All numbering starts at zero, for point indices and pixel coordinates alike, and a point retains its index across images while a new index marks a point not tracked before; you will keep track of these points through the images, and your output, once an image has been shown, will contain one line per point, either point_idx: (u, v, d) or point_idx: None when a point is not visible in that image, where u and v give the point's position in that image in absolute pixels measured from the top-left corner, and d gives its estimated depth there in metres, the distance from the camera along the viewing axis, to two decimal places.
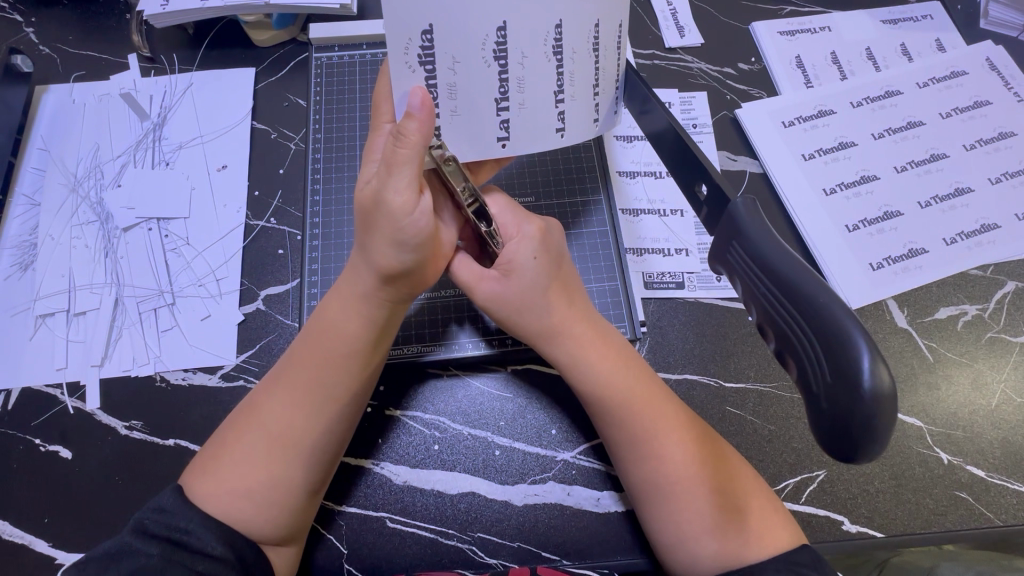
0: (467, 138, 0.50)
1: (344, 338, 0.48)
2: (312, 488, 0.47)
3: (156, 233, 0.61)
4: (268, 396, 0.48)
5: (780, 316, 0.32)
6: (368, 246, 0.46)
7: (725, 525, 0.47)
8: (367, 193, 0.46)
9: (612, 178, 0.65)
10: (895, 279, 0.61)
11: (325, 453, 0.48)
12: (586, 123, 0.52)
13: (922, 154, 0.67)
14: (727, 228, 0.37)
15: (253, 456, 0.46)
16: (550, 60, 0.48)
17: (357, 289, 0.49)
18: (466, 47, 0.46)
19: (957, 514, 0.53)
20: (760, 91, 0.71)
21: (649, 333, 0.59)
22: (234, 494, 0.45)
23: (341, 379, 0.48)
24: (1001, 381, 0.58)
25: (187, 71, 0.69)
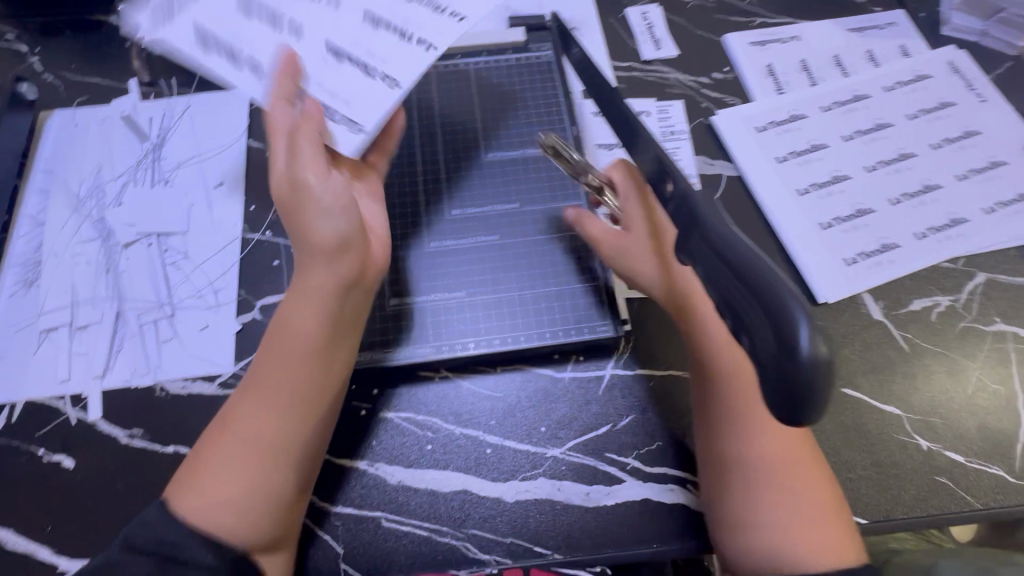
0: (365, 111, 0.51)
1: (307, 336, 0.50)
2: (293, 492, 0.49)
3: (155, 248, 0.63)
4: (242, 404, 0.49)
5: (730, 295, 0.34)
6: (300, 230, 0.50)
7: (796, 527, 0.49)
8: (285, 186, 0.51)
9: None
10: (869, 273, 0.64)
11: (299, 455, 0.49)
12: (450, 23, 0.52)
13: (891, 154, 0.70)
14: (687, 217, 0.39)
15: (231, 465, 0.47)
16: (364, 17, 0.53)
17: (315, 285, 0.50)
18: (314, 67, 0.52)
19: (939, 499, 0.55)
20: (734, 99, 0.75)
21: (633, 331, 0.61)
22: (214, 504, 0.46)
23: (311, 377, 0.50)
24: (977, 369, 0.60)
25: (184, 94, 0.73)
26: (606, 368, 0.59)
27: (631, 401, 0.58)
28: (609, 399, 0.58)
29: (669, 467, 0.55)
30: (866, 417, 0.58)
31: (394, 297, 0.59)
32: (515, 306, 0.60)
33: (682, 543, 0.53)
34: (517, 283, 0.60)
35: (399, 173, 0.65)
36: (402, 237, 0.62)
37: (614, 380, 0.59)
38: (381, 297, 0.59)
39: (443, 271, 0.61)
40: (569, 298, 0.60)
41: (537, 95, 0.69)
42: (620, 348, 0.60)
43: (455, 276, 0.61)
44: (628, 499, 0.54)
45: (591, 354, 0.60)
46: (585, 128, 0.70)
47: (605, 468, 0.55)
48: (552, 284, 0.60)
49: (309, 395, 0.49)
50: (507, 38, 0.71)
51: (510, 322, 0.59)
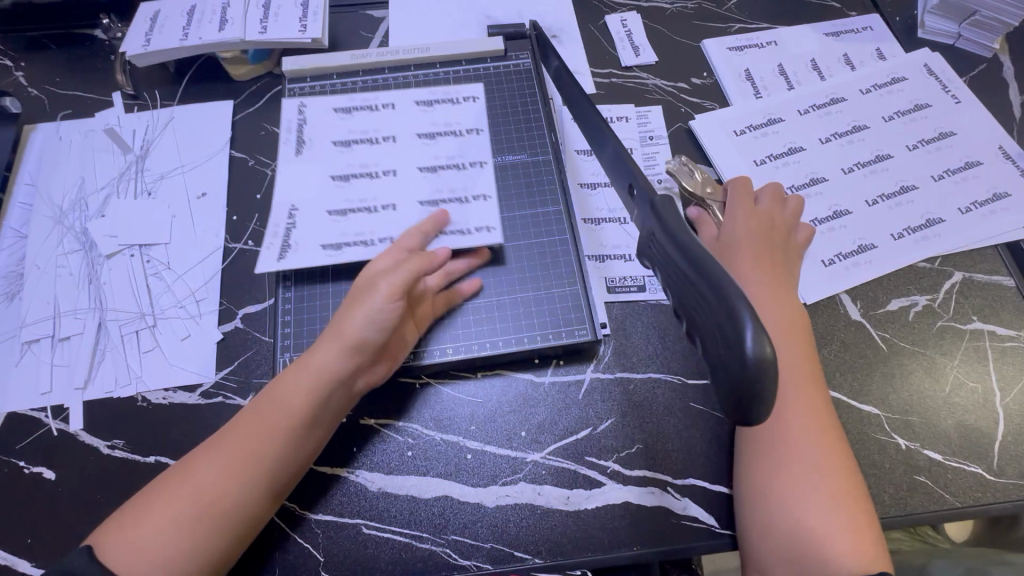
0: (478, 179, 0.63)
1: (290, 409, 0.50)
2: (218, 561, 0.47)
3: (137, 259, 0.64)
4: (205, 457, 0.49)
5: (689, 296, 0.34)
6: (341, 321, 0.53)
7: (841, 520, 0.47)
8: (365, 278, 0.55)
9: (574, 190, 0.68)
10: (846, 273, 0.64)
11: (239, 526, 0.48)
12: (475, 97, 0.67)
13: (868, 156, 0.71)
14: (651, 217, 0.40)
15: (172, 520, 0.46)
16: (415, 108, 0.67)
17: (319, 365, 0.51)
18: (418, 158, 0.64)
19: (918, 498, 0.55)
20: (712, 103, 0.75)
21: (613, 334, 0.61)
22: (139, 554, 0.45)
23: (278, 452, 0.49)
24: (954, 367, 0.60)
25: (168, 106, 0.73)
26: (586, 372, 0.59)
27: (611, 404, 0.58)
28: (589, 403, 0.58)
29: (649, 470, 0.56)
30: (845, 418, 0.58)
31: None
32: (494, 312, 0.60)
33: (662, 546, 0.53)
34: (496, 289, 0.61)
35: None
36: None
37: (594, 383, 0.59)
38: None
39: None
40: (547, 303, 0.60)
41: (517, 103, 0.70)
42: (600, 352, 0.60)
43: None
44: (608, 502, 0.54)
45: (571, 358, 0.60)
46: (564, 135, 0.71)
47: (585, 472, 0.56)
48: (531, 289, 0.61)
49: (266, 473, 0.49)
50: (487, 48, 0.72)
51: (489, 328, 0.59)
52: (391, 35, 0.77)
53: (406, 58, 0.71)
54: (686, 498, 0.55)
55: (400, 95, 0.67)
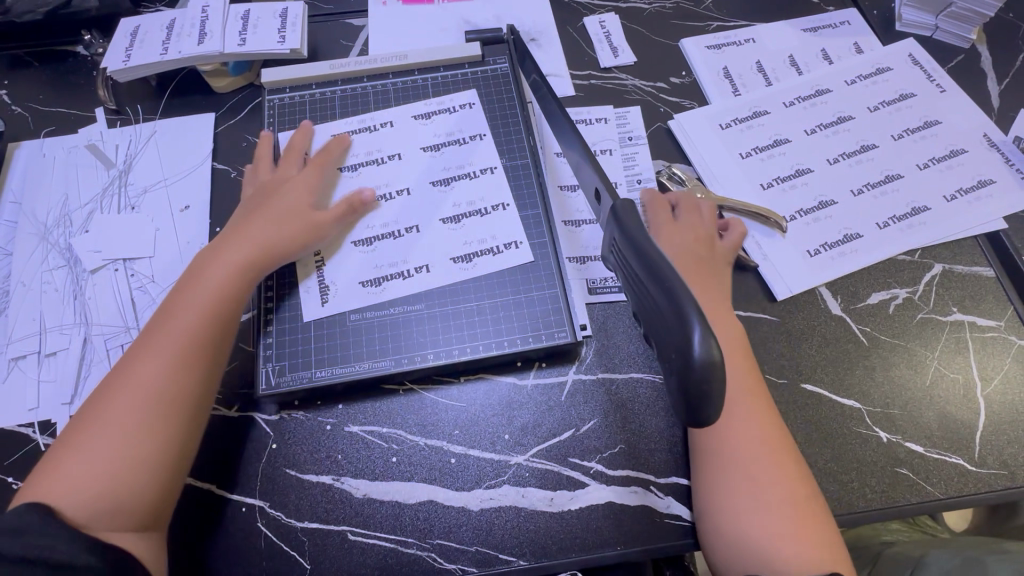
0: (496, 190, 0.66)
1: (208, 288, 0.55)
2: (166, 451, 0.48)
3: (121, 273, 0.64)
4: (130, 360, 0.51)
5: (650, 306, 0.37)
6: (251, 220, 0.59)
7: (791, 521, 0.49)
8: (264, 192, 0.62)
9: (553, 192, 0.68)
10: (832, 263, 0.64)
11: (183, 410, 0.50)
12: (472, 107, 0.70)
13: (853, 146, 0.71)
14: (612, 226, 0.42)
15: (110, 419, 0.48)
16: (418, 122, 0.69)
17: (227, 250, 0.57)
18: (430, 172, 0.67)
19: (900, 491, 0.55)
20: (691, 102, 0.76)
21: (595, 335, 0.61)
22: (80, 465, 0.46)
23: (199, 324, 0.53)
24: (934, 359, 0.61)
25: (150, 120, 0.74)
26: (568, 373, 0.60)
27: (593, 405, 0.58)
28: (572, 404, 0.58)
29: (633, 469, 0.56)
30: (827, 412, 0.58)
31: (356, 313, 0.60)
32: (472, 317, 0.60)
33: (646, 544, 0.53)
34: (475, 294, 0.61)
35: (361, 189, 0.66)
36: (364, 251, 0.63)
37: (575, 385, 0.59)
38: (342, 314, 0.60)
39: (398, 286, 0.61)
40: (527, 306, 0.61)
41: (496, 107, 0.70)
42: (581, 353, 0.60)
43: (414, 289, 0.61)
44: (592, 502, 0.55)
45: (553, 360, 0.60)
46: (541, 137, 0.71)
47: (569, 473, 0.56)
48: (512, 292, 0.61)
49: (191, 359, 0.51)
50: (464, 53, 0.72)
51: (468, 334, 0.60)
52: (370, 44, 0.77)
53: (384, 66, 0.71)
54: (670, 496, 0.55)
55: (397, 112, 0.70)
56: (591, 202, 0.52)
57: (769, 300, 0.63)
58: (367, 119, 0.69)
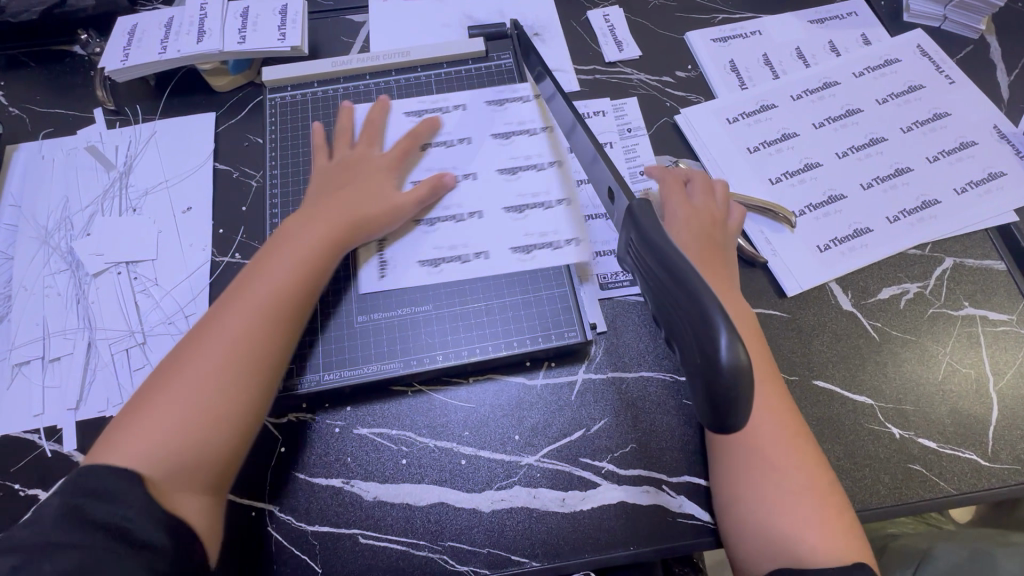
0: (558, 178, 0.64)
1: (294, 255, 0.55)
2: (246, 413, 0.48)
3: (124, 277, 0.64)
4: (220, 316, 0.51)
5: (668, 304, 0.35)
6: (337, 193, 0.59)
7: (814, 507, 0.48)
8: (346, 168, 0.62)
9: (556, 169, 0.65)
10: (842, 259, 0.64)
11: (267, 376, 0.50)
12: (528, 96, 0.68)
13: (862, 139, 0.70)
14: (628, 225, 0.41)
15: (198, 374, 0.48)
16: (489, 109, 0.68)
17: (312, 220, 0.57)
18: (493, 159, 0.65)
19: (913, 487, 0.55)
20: (698, 96, 0.75)
21: (605, 334, 0.61)
22: (165, 417, 0.46)
23: (288, 291, 0.53)
24: (946, 354, 0.60)
25: (150, 120, 0.73)
26: (578, 373, 0.59)
27: (603, 404, 0.58)
28: (582, 404, 0.58)
29: (644, 469, 0.56)
30: (839, 408, 0.58)
31: (362, 315, 0.60)
32: (480, 318, 0.60)
33: (659, 544, 0.53)
34: (482, 294, 0.61)
35: None
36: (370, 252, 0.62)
37: (585, 384, 0.59)
38: (349, 316, 0.60)
39: (404, 287, 0.60)
40: (536, 306, 0.60)
41: (510, 93, 0.69)
42: (591, 352, 0.60)
43: (422, 290, 0.60)
44: (604, 502, 0.54)
45: (562, 359, 0.60)
46: (543, 114, 0.68)
47: (581, 473, 0.55)
48: (520, 292, 0.61)
49: (279, 325, 0.51)
50: (467, 49, 0.71)
51: (476, 335, 0.59)
52: (371, 41, 0.76)
53: (386, 64, 0.70)
54: (682, 495, 0.55)
55: (469, 96, 0.69)
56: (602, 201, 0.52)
57: (778, 297, 0.63)
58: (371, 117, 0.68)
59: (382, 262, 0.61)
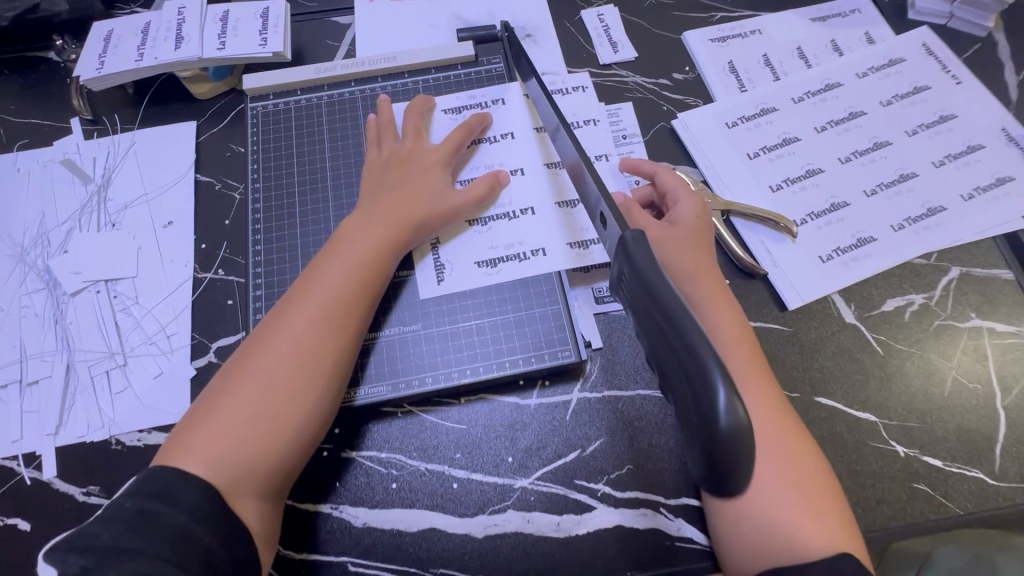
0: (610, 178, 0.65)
1: (360, 255, 0.53)
2: (311, 421, 0.48)
3: (104, 295, 0.62)
4: (285, 316, 0.50)
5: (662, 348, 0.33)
6: (396, 188, 0.57)
7: (809, 497, 0.46)
8: (404, 161, 0.60)
9: (546, 171, 0.63)
10: (844, 269, 0.62)
11: (332, 383, 0.49)
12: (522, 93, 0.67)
13: (865, 143, 0.68)
14: (620, 256, 0.37)
15: (265, 379, 0.47)
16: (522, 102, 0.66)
17: (374, 217, 0.56)
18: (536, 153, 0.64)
19: (918, 508, 0.53)
20: (696, 100, 0.72)
21: (600, 351, 0.59)
22: (233, 420, 0.46)
23: (354, 295, 0.51)
24: (952, 368, 0.58)
25: (129, 130, 0.70)
26: (573, 392, 0.57)
27: (599, 424, 0.56)
28: (577, 424, 0.56)
29: (641, 491, 0.54)
30: (842, 426, 0.56)
31: None
32: (471, 338, 0.58)
33: (657, 569, 0.52)
34: (473, 312, 0.59)
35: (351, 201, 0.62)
36: None
37: (581, 403, 0.57)
38: None
39: (393, 306, 0.59)
40: (528, 324, 0.58)
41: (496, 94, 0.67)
42: (586, 370, 0.58)
43: (410, 308, 0.59)
44: (600, 526, 0.53)
45: (557, 378, 0.58)
46: (531, 113, 0.66)
47: (576, 496, 0.54)
48: (512, 310, 0.59)
49: (345, 331, 0.50)
50: (456, 54, 0.69)
51: (467, 355, 0.57)
52: (357, 44, 0.74)
53: (372, 70, 0.68)
54: (680, 518, 0.53)
55: (508, 89, 0.67)
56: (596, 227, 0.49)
57: (779, 310, 0.61)
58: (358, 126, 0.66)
59: (438, 263, 0.60)
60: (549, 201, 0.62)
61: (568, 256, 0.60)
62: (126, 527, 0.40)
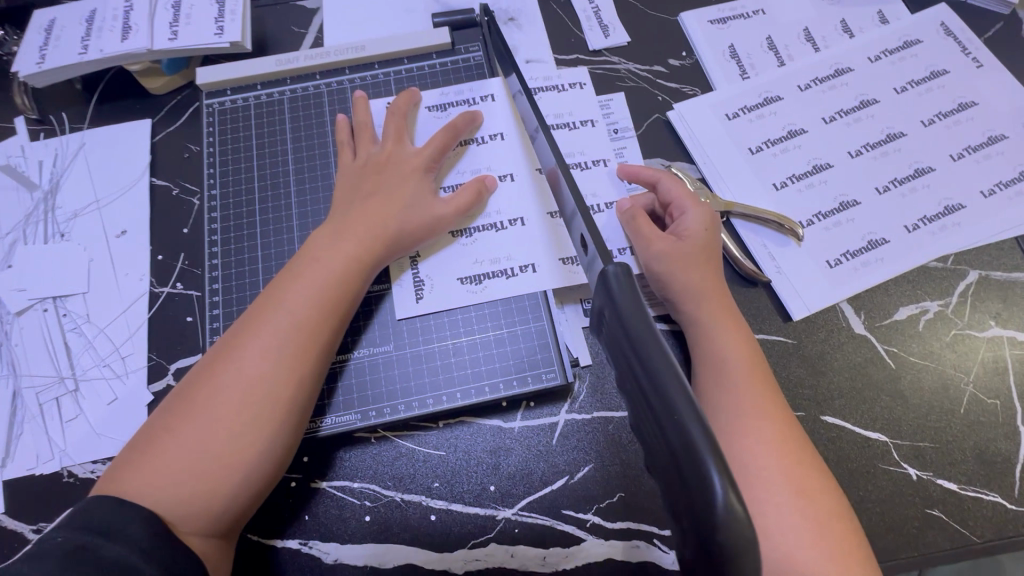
0: (606, 185, 0.60)
1: (325, 271, 0.48)
2: (267, 458, 0.44)
3: (53, 313, 0.57)
4: (243, 338, 0.45)
5: (646, 411, 0.28)
6: (369, 196, 0.52)
7: (820, 534, 0.41)
8: (379, 165, 0.54)
9: (530, 177, 0.58)
10: (853, 275, 0.57)
11: (292, 416, 0.45)
12: (503, 90, 0.61)
13: (877, 135, 0.62)
14: (601, 294, 0.33)
15: (217, 410, 0.43)
16: (502, 101, 0.60)
17: (342, 227, 0.51)
18: (519, 158, 0.58)
19: (931, 535, 0.49)
20: (693, 88, 0.66)
21: (589, 369, 0.55)
22: (179, 456, 0.42)
23: (317, 317, 0.47)
24: (969, 383, 0.54)
25: (78, 130, 0.65)
26: (560, 414, 0.53)
27: (588, 448, 0.52)
28: (564, 449, 0.52)
29: (633, 521, 0.50)
30: (849, 448, 0.52)
31: None
32: (449, 358, 0.53)
33: None
34: (451, 330, 0.54)
35: (316, 209, 0.57)
36: None
37: (568, 426, 0.53)
38: None
39: (364, 324, 0.54)
40: (511, 343, 0.54)
41: (476, 91, 0.61)
42: (574, 391, 0.54)
43: (383, 326, 0.54)
44: (589, 560, 0.49)
45: (542, 400, 0.54)
46: (515, 112, 0.60)
47: (563, 528, 0.50)
48: (492, 327, 0.54)
49: (307, 358, 0.46)
50: (431, 41, 0.63)
51: (444, 377, 0.53)
52: (324, 32, 0.67)
53: (338, 60, 0.62)
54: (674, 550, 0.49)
55: (496, 83, 0.61)
56: (574, 244, 0.44)
57: (783, 321, 0.56)
58: (324, 126, 0.60)
59: (418, 279, 0.55)
60: (538, 211, 0.57)
61: (558, 273, 0.54)
62: (57, 567, 0.36)
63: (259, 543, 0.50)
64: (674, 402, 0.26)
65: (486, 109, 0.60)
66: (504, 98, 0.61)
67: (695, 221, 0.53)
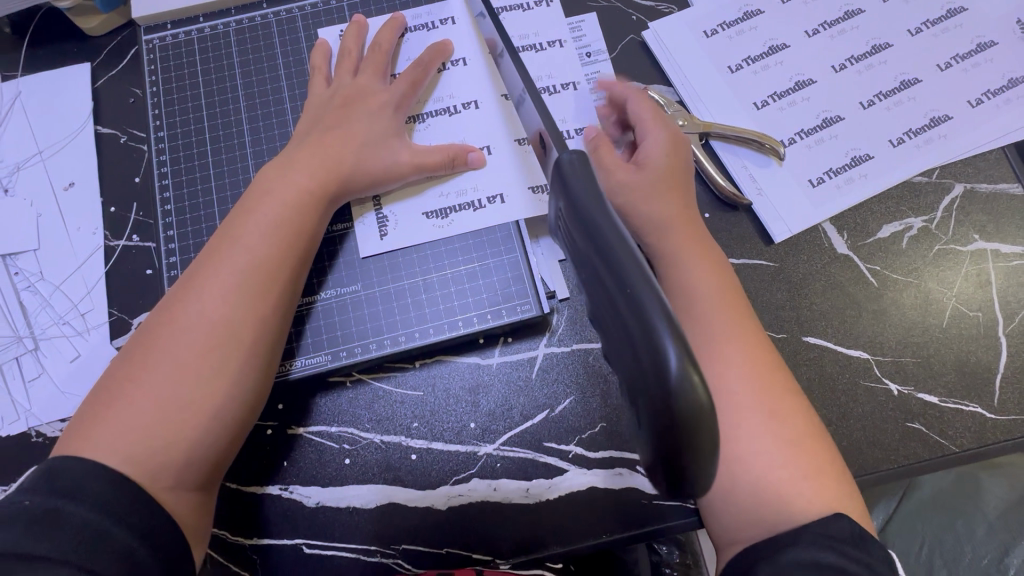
0: (577, 110, 0.57)
1: (275, 207, 0.45)
2: (238, 403, 0.42)
3: (3, 272, 0.55)
4: (195, 283, 0.43)
5: (604, 301, 0.28)
6: (326, 129, 0.49)
7: (798, 451, 0.41)
8: (337, 97, 0.51)
9: (497, 103, 0.55)
10: (836, 193, 0.55)
11: (258, 358, 0.43)
12: (463, 10, 0.57)
13: (863, 48, 0.59)
14: (557, 187, 0.33)
15: (176, 358, 0.41)
16: (463, 23, 0.56)
17: (293, 162, 0.47)
18: (484, 83, 0.55)
19: (912, 447, 0.50)
20: (669, 6, 0.62)
21: (567, 302, 0.53)
22: (143, 408, 0.40)
23: (273, 255, 0.44)
24: (953, 297, 0.53)
25: (11, 78, 0.60)
26: (538, 347, 0.52)
27: (569, 381, 0.51)
28: (544, 383, 0.51)
29: (615, 449, 0.50)
30: (831, 367, 0.52)
31: None
32: (419, 295, 0.52)
33: (633, 530, 0.48)
34: (421, 267, 0.52)
35: (272, 148, 0.54)
36: None
37: (547, 360, 0.52)
38: None
39: (331, 265, 0.52)
40: (484, 276, 0.52)
41: (437, 14, 0.57)
42: (553, 323, 0.52)
43: (351, 268, 0.52)
44: (572, 490, 0.49)
45: (520, 334, 0.52)
46: (478, 35, 0.56)
47: (545, 460, 0.50)
48: (464, 262, 0.52)
49: (266, 298, 0.44)
50: None
51: (416, 315, 0.51)
52: None
53: None
54: None
55: (456, 5, 0.57)
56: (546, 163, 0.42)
57: (765, 244, 0.55)
58: (274, 59, 0.56)
59: (383, 218, 0.53)
60: (505, 139, 0.54)
61: (529, 202, 0.53)
62: (27, 528, 0.35)
63: (239, 492, 0.49)
64: (631, 281, 0.26)
65: (447, 33, 0.56)
66: (466, 19, 0.56)
67: (661, 147, 0.50)
